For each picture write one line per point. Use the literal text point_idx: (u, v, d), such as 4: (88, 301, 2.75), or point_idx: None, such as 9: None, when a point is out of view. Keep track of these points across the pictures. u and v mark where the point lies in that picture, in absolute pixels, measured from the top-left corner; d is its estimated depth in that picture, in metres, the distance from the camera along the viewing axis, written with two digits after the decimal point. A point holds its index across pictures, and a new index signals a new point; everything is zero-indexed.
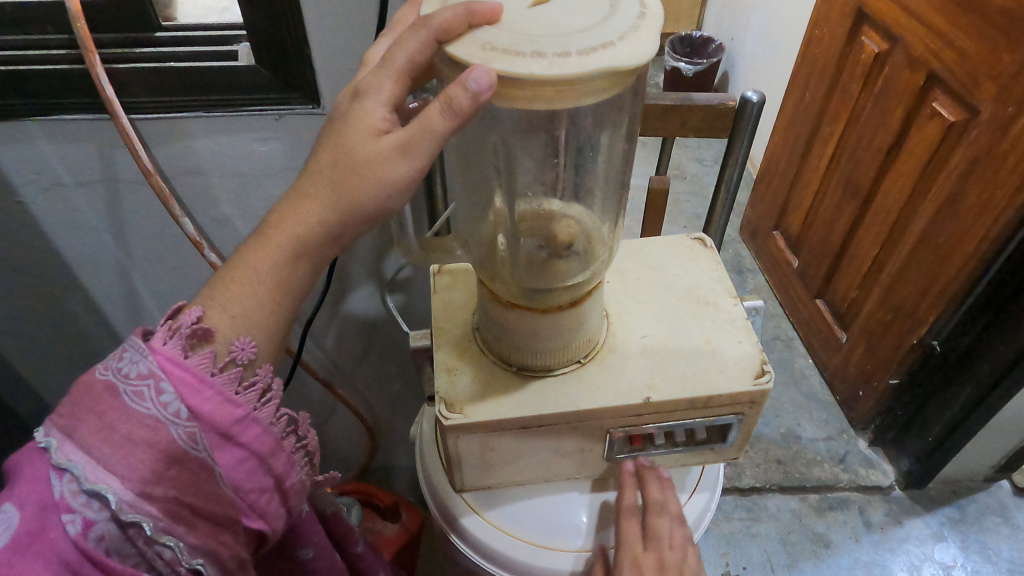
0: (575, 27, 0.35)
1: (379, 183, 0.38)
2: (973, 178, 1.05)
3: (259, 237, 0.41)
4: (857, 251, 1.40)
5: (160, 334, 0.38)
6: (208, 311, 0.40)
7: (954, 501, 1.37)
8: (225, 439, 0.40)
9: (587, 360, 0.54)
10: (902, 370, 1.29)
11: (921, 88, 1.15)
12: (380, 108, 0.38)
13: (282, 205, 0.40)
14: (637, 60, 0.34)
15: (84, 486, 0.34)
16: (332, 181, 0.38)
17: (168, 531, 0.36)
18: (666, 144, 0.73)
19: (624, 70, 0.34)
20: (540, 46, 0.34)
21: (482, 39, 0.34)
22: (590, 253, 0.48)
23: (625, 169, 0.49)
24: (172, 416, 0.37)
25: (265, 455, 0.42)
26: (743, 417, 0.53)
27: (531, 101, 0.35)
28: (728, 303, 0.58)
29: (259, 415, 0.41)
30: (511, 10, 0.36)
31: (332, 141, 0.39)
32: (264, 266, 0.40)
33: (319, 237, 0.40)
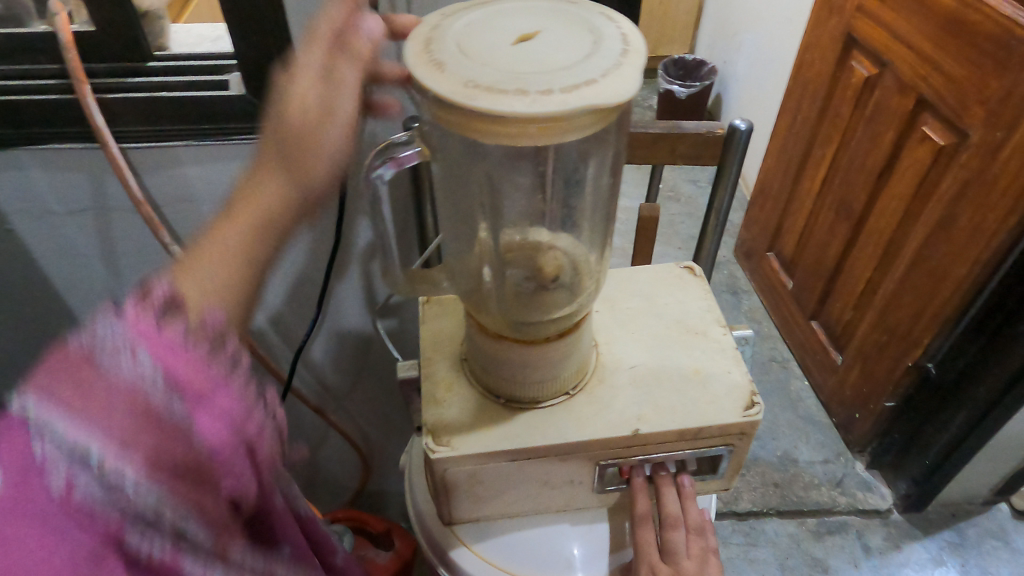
0: (558, 64, 0.35)
1: (326, 151, 0.44)
2: (965, 200, 1.05)
3: (209, 231, 0.39)
4: (851, 274, 1.40)
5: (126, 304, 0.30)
6: (179, 283, 0.35)
7: (953, 524, 1.36)
8: (206, 432, 0.32)
9: (575, 392, 0.53)
10: (898, 393, 1.28)
11: (911, 111, 1.16)
12: (311, 86, 0.44)
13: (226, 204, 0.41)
14: (620, 97, 0.34)
15: (66, 483, 0.27)
16: (283, 157, 0.43)
17: (169, 521, 0.30)
18: (655, 172, 0.73)
19: (607, 107, 0.34)
20: (523, 84, 0.34)
21: (464, 77, 0.34)
22: (576, 284, 0.48)
23: (613, 200, 0.49)
24: (161, 399, 0.30)
25: (261, 466, 0.36)
26: (734, 448, 0.53)
27: (512, 138, 0.35)
28: (717, 332, 0.58)
29: (256, 408, 0.35)
30: (493, 47, 0.36)
31: (275, 126, 0.43)
32: (232, 241, 0.39)
33: (284, 208, 0.42)
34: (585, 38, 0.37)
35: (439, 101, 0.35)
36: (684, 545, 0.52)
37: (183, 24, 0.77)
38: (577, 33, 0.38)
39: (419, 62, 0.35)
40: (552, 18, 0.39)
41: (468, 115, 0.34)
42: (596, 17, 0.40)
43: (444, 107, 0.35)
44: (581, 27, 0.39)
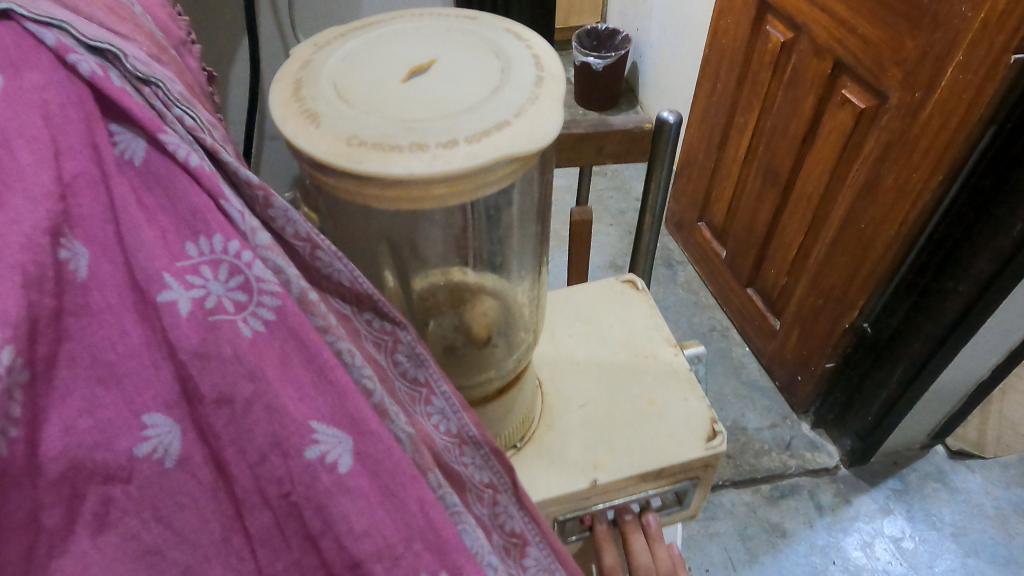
0: (462, 105, 0.29)
1: None
2: (888, 162, 1.04)
3: None
4: (782, 240, 1.40)
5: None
6: None
7: (896, 472, 1.40)
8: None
9: (523, 444, 0.48)
10: (836, 354, 1.29)
11: (829, 75, 1.14)
12: None
13: None
14: (540, 140, 0.28)
15: (62, 57, 0.24)
16: None
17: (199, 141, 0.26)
18: (584, 174, 0.67)
19: (526, 154, 0.28)
20: (420, 135, 0.27)
21: (346, 132, 0.28)
22: (512, 335, 0.43)
23: (543, 231, 0.43)
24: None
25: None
26: (698, 480, 0.49)
27: (417, 203, 0.29)
28: (668, 354, 0.54)
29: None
30: (381, 88, 0.30)
31: None
32: None
33: None
34: (491, 65, 0.31)
35: (320, 168, 0.28)
36: None
37: None
38: (482, 59, 0.32)
39: (286, 118, 0.28)
40: (448, 40, 0.33)
41: (366, 182, 0.27)
42: (503, 36, 0.33)
43: (327, 174, 0.28)
44: (486, 50, 0.32)
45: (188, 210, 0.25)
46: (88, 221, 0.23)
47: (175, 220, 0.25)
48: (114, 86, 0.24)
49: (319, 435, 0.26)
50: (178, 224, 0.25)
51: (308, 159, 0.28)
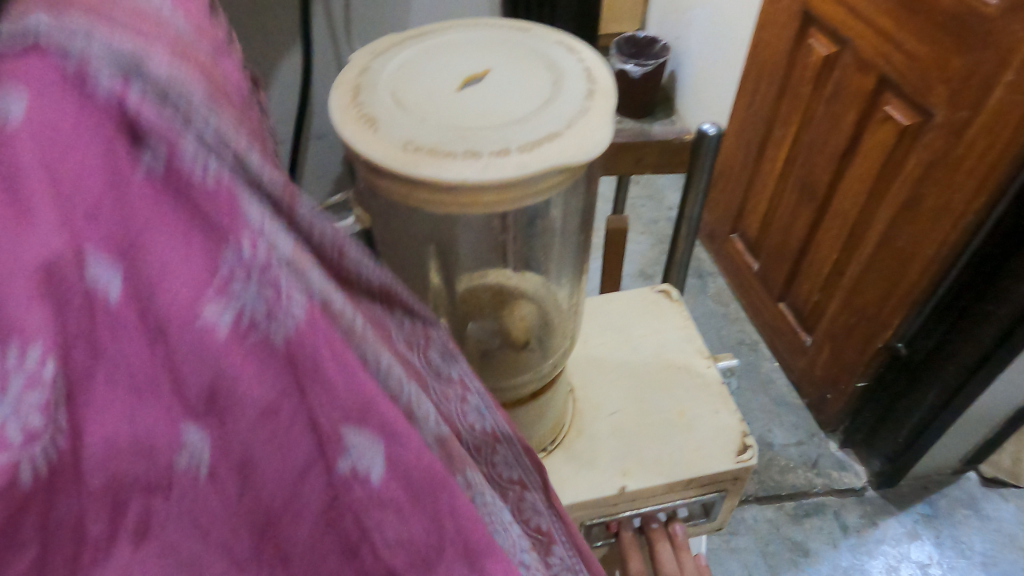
0: (514, 115, 0.30)
1: None
2: (930, 182, 1.03)
3: None
4: (816, 256, 1.38)
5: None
6: None
7: (926, 497, 1.37)
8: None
9: (553, 447, 0.49)
10: (868, 373, 1.27)
11: (872, 90, 1.13)
12: None
13: None
14: (590, 152, 0.28)
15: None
16: None
17: (224, 87, 0.24)
18: (621, 183, 0.68)
19: (575, 165, 0.29)
20: (472, 144, 0.28)
21: (402, 137, 0.29)
22: (548, 340, 0.44)
23: (584, 238, 0.43)
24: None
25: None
26: (726, 493, 0.49)
27: (469, 208, 0.29)
28: (700, 365, 0.54)
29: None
30: (435, 97, 0.31)
31: None
32: None
33: None
34: (529, 68, 0.33)
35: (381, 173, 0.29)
36: None
37: None
38: (532, 71, 0.32)
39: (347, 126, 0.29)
40: (500, 52, 0.34)
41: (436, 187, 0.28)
42: (554, 49, 0.34)
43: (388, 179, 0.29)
44: (537, 62, 0.33)
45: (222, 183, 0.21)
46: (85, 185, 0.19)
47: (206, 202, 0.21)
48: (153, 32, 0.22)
49: (350, 449, 0.22)
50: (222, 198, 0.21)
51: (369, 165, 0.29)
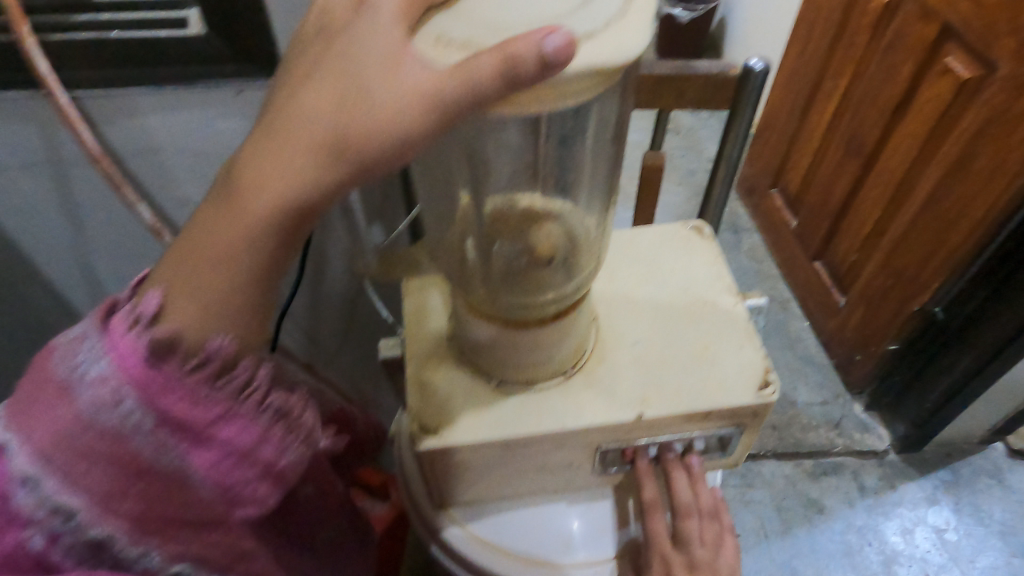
0: (552, 11, 0.29)
1: (289, 182, 0.29)
2: (984, 141, 0.98)
3: (232, 191, 0.30)
4: (858, 214, 1.34)
5: (119, 312, 0.32)
6: (176, 302, 0.31)
7: (948, 464, 1.36)
8: (199, 443, 0.32)
9: (573, 372, 0.50)
10: (900, 336, 1.25)
11: (933, 41, 1.07)
12: (314, 126, 0.28)
13: (264, 147, 0.29)
14: (626, 55, 0.28)
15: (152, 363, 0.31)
16: (275, 207, 0.30)
17: (216, 459, 0.33)
18: (661, 118, 0.66)
19: (612, 67, 0.29)
20: (507, 39, 0.28)
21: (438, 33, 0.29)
22: (573, 261, 0.43)
23: (617, 160, 0.43)
24: (134, 428, 0.31)
25: (248, 450, 0.33)
26: (744, 428, 0.50)
27: (511, 105, 0.29)
28: (728, 302, 0.53)
29: (242, 411, 0.33)
30: None
31: (285, 134, 0.29)
32: (233, 240, 0.31)
33: (298, 203, 0.29)
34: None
35: (511, 84, 0.27)
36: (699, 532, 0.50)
37: None
38: None
39: (378, 78, 0.28)
40: None
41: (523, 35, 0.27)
42: None
43: (521, 86, 0.27)
44: None
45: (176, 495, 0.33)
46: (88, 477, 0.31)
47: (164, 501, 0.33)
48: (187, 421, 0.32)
49: None
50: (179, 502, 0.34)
51: (486, 94, 0.27)
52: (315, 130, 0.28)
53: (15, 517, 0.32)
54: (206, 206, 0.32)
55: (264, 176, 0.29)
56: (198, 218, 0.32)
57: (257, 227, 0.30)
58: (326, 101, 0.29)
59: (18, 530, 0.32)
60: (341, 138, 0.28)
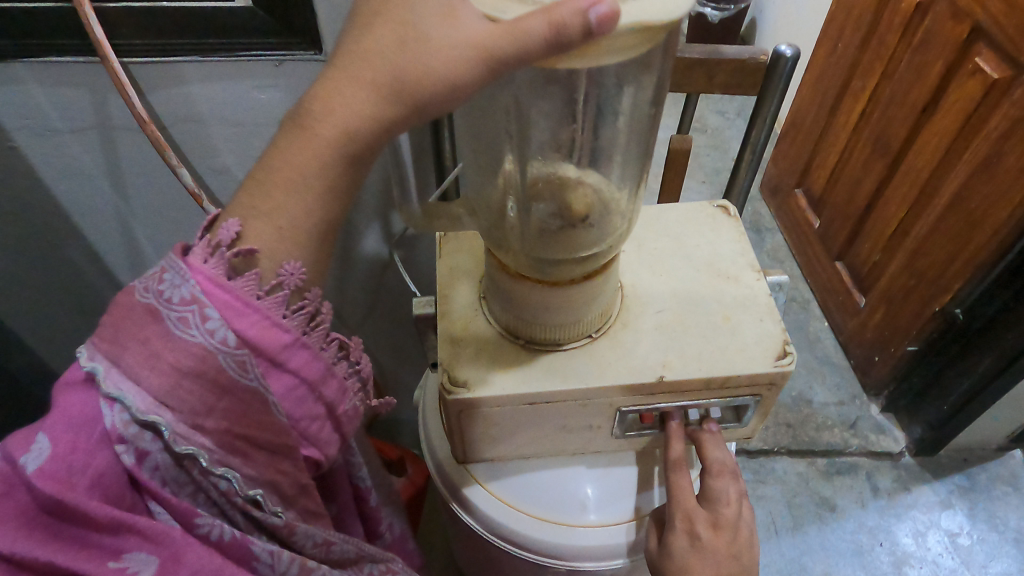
0: None
1: (348, 117, 0.33)
2: (1014, 141, 0.98)
3: (302, 124, 0.34)
4: (882, 215, 1.34)
5: (199, 253, 0.35)
6: (255, 226, 0.36)
7: (964, 469, 1.35)
8: (275, 365, 0.36)
9: (598, 335, 0.51)
10: (920, 338, 1.24)
11: (964, 40, 1.07)
12: (374, 56, 0.31)
13: (326, 80, 0.33)
14: (669, 15, 0.30)
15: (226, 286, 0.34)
16: (340, 134, 0.33)
17: (281, 382, 0.37)
18: (690, 101, 0.67)
19: (655, 25, 0.30)
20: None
21: None
22: (606, 224, 0.45)
23: (649, 130, 0.45)
24: (220, 344, 0.33)
25: (316, 382, 0.38)
26: (760, 398, 0.51)
27: (556, 61, 0.32)
28: (750, 277, 0.55)
29: (309, 340, 0.37)
30: None
31: (342, 69, 0.32)
32: (308, 167, 0.34)
33: (363, 132, 0.33)
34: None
35: (555, 45, 0.29)
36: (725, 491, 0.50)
37: None
38: None
39: (433, 22, 0.31)
40: None
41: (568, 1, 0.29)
42: None
43: (565, 48, 0.29)
44: None
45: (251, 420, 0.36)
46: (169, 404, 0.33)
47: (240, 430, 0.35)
48: (259, 339, 0.35)
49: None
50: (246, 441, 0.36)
51: (531, 50, 0.29)
52: (380, 66, 0.31)
53: (102, 438, 0.32)
54: (284, 128, 0.36)
55: (332, 98, 0.33)
56: (275, 144, 0.36)
57: (328, 147, 0.34)
58: (382, 38, 0.31)
59: (103, 451, 0.32)
60: (400, 77, 0.31)
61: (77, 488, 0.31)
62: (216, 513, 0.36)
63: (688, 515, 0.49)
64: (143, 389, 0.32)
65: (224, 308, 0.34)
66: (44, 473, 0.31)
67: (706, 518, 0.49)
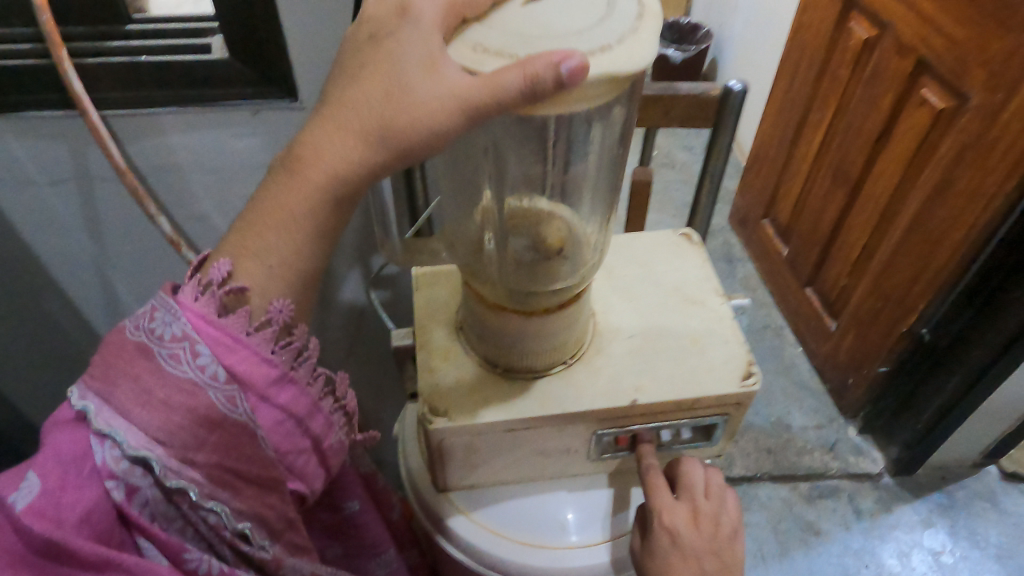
0: (572, 28, 0.34)
1: (338, 162, 0.35)
2: (963, 166, 1.03)
3: (291, 171, 0.36)
4: (846, 241, 1.38)
5: (192, 292, 0.36)
6: (248, 267, 0.37)
7: (943, 487, 1.37)
8: (263, 400, 0.38)
9: (573, 361, 0.53)
10: (891, 359, 1.27)
11: (911, 74, 1.13)
12: (363, 106, 0.34)
13: (315, 128, 0.36)
14: (636, 64, 0.33)
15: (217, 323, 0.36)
16: (331, 178, 0.35)
17: (270, 416, 0.38)
18: (649, 136, 0.71)
19: (623, 74, 0.33)
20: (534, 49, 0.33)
21: (472, 41, 0.34)
22: (579, 257, 0.47)
23: (616, 167, 0.47)
24: (210, 380, 0.35)
25: (302, 416, 0.40)
26: (729, 417, 0.53)
27: (533, 109, 0.34)
28: (715, 301, 0.57)
29: (295, 376, 0.39)
30: (506, 12, 0.36)
31: (333, 118, 0.35)
32: (298, 210, 0.36)
33: (353, 176, 0.35)
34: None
35: (528, 96, 0.31)
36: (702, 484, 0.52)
37: None
38: None
39: (419, 76, 0.33)
40: None
41: (540, 55, 0.31)
42: None
43: (539, 99, 0.31)
44: None
45: (240, 452, 0.37)
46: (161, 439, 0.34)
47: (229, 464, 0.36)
48: (247, 375, 0.37)
49: None
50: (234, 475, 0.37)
51: (507, 102, 0.31)
52: (366, 115, 0.34)
53: (92, 474, 0.33)
54: (272, 174, 0.38)
55: (323, 146, 0.35)
56: (265, 188, 0.38)
57: (318, 192, 0.36)
58: (369, 91, 0.34)
59: (92, 487, 0.33)
60: (386, 126, 0.34)
61: (64, 525, 0.32)
62: (204, 548, 0.37)
63: (664, 510, 0.50)
64: (136, 424, 0.33)
65: (216, 345, 0.36)
66: (32, 511, 0.31)
67: (683, 513, 0.50)
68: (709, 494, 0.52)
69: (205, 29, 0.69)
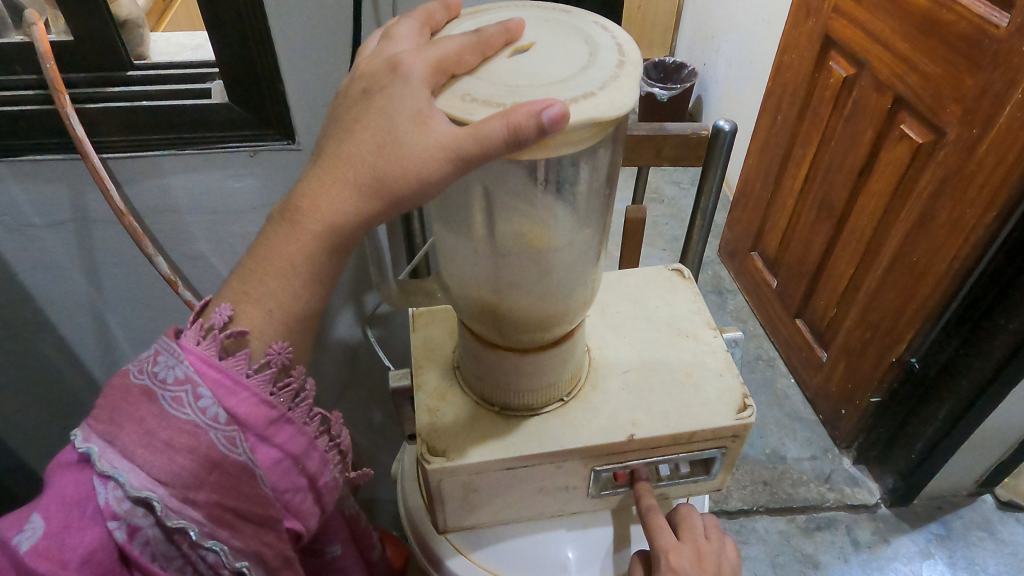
0: (555, 78, 0.36)
1: (334, 210, 0.36)
2: (943, 197, 1.05)
3: (291, 219, 0.37)
4: (833, 271, 1.41)
5: (193, 336, 0.37)
6: (248, 311, 0.38)
7: (939, 517, 1.36)
8: (262, 439, 0.38)
9: (570, 398, 0.54)
10: (882, 388, 1.28)
11: (889, 110, 1.17)
12: (359, 155, 0.35)
13: (312, 176, 0.37)
14: (618, 109, 0.34)
15: (218, 366, 0.37)
16: (327, 224, 0.36)
17: (268, 455, 0.39)
18: (641, 173, 0.72)
19: (606, 120, 0.34)
20: (520, 97, 0.35)
21: (462, 92, 0.35)
22: (572, 294, 0.48)
23: (606, 207, 0.49)
24: (211, 421, 0.36)
25: (299, 455, 0.40)
26: (726, 450, 0.53)
27: (520, 154, 0.35)
28: (707, 334, 0.58)
29: (293, 416, 0.40)
30: (493, 63, 0.37)
31: (331, 167, 0.36)
32: (297, 255, 0.37)
33: (349, 223, 0.37)
34: (420, 9, 0.42)
35: (514, 143, 0.32)
36: (700, 525, 0.53)
37: (163, 33, 0.77)
38: (573, 45, 0.39)
39: (407, 128, 0.34)
40: (545, 28, 0.40)
41: (522, 105, 0.32)
42: (591, 26, 0.41)
43: (523, 146, 0.33)
44: (576, 38, 0.40)
45: (237, 492, 0.37)
46: (160, 479, 0.34)
47: (227, 503, 0.37)
48: (246, 416, 0.37)
49: None
50: (232, 513, 0.37)
51: (493, 150, 0.33)
52: (361, 167, 0.35)
53: (95, 514, 0.34)
54: (272, 221, 0.39)
55: (319, 196, 0.36)
56: (265, 235, 0.39)
57: (316, 240, 0.37)
58: (363, 143, 0.35)
59: (94, 528, 0.34)
60: (381, 175, 0.35)
61: (68, 565, 0.33)
62: None
63: (671, 551, 0.50)
64: (138, 465, 0.34)
65: (217, 387, 0.36)
66: (36, 552, 0.32)
67: (689, 553, 0.51)
68: (710, 536, 0.53)
69: (204, 75, 0.70)
